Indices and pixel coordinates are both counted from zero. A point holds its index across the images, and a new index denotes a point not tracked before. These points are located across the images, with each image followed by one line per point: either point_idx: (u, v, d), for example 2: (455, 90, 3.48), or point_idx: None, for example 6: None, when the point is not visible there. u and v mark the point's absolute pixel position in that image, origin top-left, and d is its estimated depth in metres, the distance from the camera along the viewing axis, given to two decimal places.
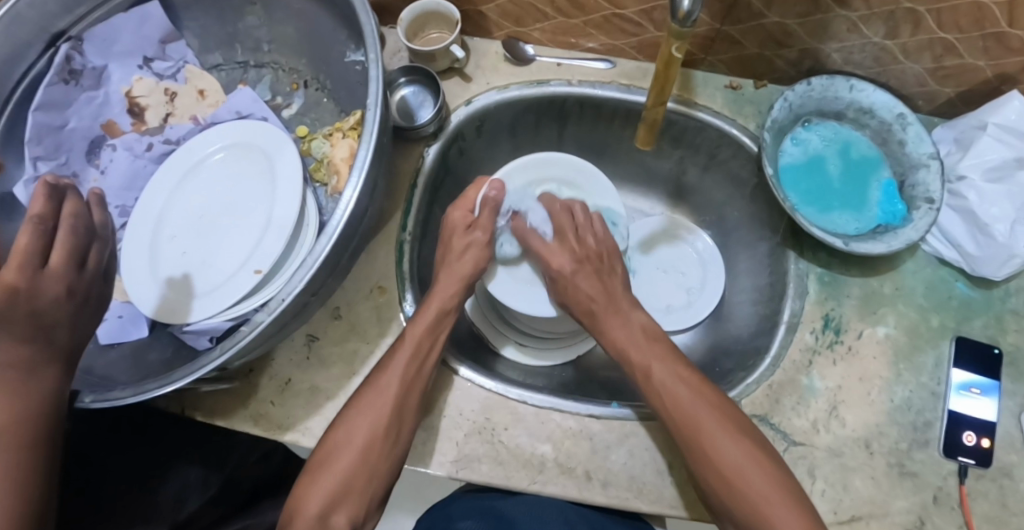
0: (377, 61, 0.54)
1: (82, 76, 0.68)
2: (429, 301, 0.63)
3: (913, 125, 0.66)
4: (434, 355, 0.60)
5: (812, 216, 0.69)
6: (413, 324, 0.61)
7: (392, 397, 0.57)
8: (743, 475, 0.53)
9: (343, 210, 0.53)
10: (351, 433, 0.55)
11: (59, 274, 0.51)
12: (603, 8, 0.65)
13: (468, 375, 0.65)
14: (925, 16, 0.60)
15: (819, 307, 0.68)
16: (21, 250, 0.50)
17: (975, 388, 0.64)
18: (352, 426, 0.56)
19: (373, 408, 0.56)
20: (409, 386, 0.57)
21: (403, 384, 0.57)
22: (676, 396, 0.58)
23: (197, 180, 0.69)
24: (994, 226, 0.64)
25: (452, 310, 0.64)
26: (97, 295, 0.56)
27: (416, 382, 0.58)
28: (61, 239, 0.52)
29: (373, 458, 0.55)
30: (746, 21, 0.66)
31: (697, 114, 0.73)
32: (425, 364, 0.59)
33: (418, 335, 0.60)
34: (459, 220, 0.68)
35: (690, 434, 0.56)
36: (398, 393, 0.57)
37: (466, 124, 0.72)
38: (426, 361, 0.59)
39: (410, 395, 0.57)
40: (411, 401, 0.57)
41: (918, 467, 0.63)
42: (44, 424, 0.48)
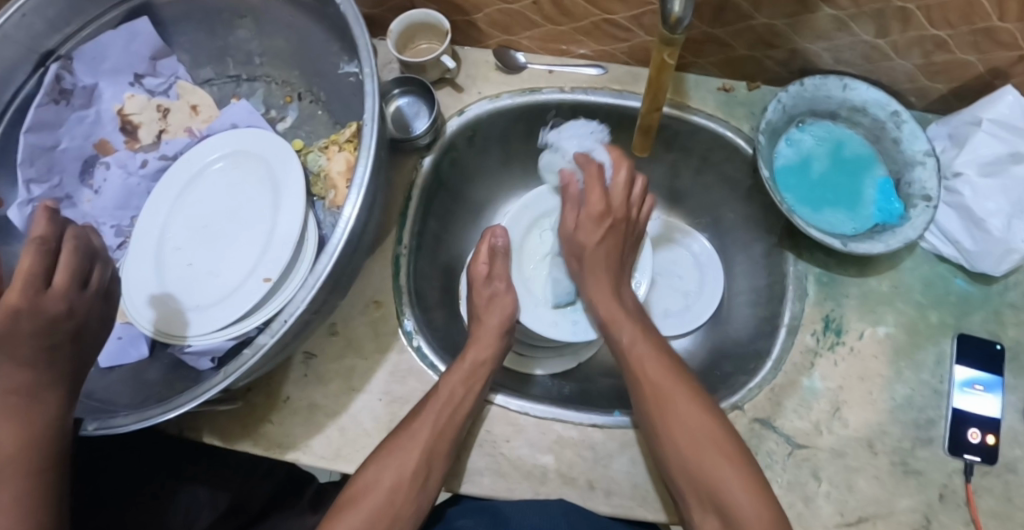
0: (371, 75, 0.54)
1: (73, 95, 0.67)
2: (470, 348, 0.63)
3: (908, 122, 0.66)
4: (471, 402, 0.60)
5: (808, 217, 0.69)
6: (453, 372, 0.61)
7: (424, 441, 0.56)
8: (688, 416, 0.55)
9: (342, 227, 0.52)
10: (379, 474, 0.55)
11: (63, 293, 0.49)
12: (592, 14, 0.65)
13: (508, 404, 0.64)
14: (915, 13, 0.60)
15: (817, 307, 0.68)
16: (23, 270, 0.47)
17: (977, 384, 0.64)
18: (380, 467, 0.55)
19: (404, 450, 0.56)
20: (441, 432, 0.57)
21: (435, 430, 0.57)
22: (636, 346, 0.60)
23: (199, 190, 0.68)
24: (990, 221, 0.64)
25: (490, 359, 0.63)
26: (99, 315, 0.54)
27: (447, 429, 0.58)
28: (65, 257, 0.50)
29: (400, 501, 0.54)
30: (735, 23, 0.65)
31: (690, 118, 0.72)
32: (460, 410, 0.59)
33: (453, 383, 0.60)
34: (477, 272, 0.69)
35: (650, 385, 0.58)
36: (429, 438, 0.56)
37: (459, 135, 0.72)
38: (461, 409, 0.59)
39: (441, 444, 0.57)
40: (441, 446, 0.57)
41: (923, 465, 0.63)
42: (48, 452, 0.48)
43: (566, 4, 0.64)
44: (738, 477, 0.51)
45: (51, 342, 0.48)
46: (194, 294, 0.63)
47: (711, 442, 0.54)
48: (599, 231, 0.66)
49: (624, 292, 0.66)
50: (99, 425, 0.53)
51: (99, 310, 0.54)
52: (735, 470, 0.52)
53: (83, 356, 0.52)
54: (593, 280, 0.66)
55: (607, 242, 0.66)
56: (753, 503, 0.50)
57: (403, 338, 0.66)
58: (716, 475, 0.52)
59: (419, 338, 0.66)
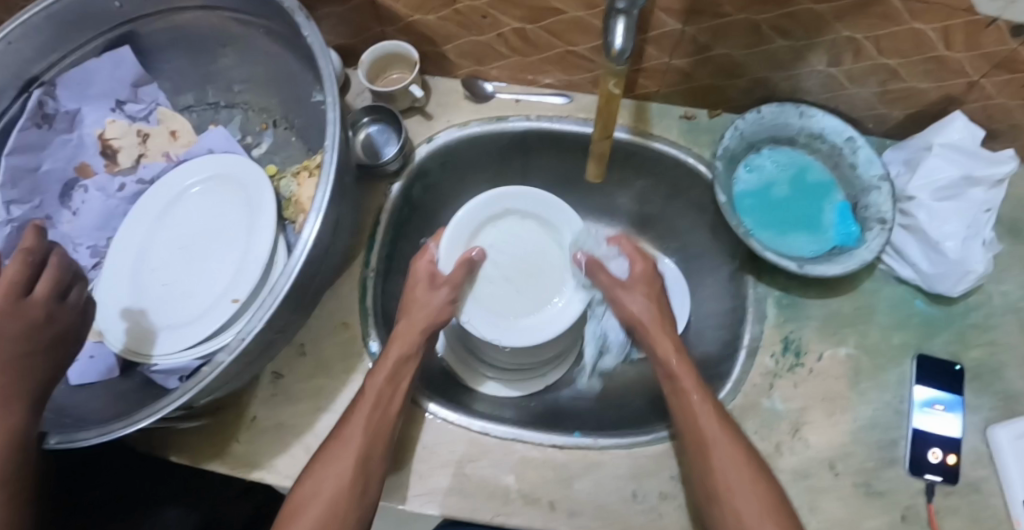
0: (334, 103, 0.56)
1: (55, 120, 0.70)
2: (390, 347, 0.63)
3: (863, 147, 0.68)
4: (400, 400, 0.61)
5: (768, 240, 0.69)
6: (376, 372, 0.61)
7: (358, 442, 0.57)
8: (695, 415, 0.60)
9: (302, 248, 0.53)
10: (319, 484, 0.55)
11: (43, 301, 0.52)
12: (557, 45, 0.68)
13: (435, 411, 0.65)
14: (865, 43, 0.63)
15: (778, 330, 0.68)
16: (7, 279, 0.50)
17: (938, 404, 0.66)
18: (319, 477, 0.56)
19: (340, 457, 0.56)
20: (376, 433, 0.58)
21: (368, 431, 0.58)
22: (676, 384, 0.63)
23: (174, 213, 0.70)
24: (945, 243, 0.65)
25: (412, 354, 0.64)
26: (80, 324, 0.56)
27: (382, 431, 0.58)
28: (48, 270, 0.53)
29: (342, 510, 0.54)
30: (694, 54, 0.68)
31: (653, 145, 0.74)
32: (389, 410, 0.60)
33: (378, 385, 0.60)
34: (424, 270, 0.69)
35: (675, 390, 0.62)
36: (364, 439, 0.57)
37: (430, 161, 0.74)
38: (390, 407, 0.60)
39: (376, 444, 0.57)
40: (378, 446, 0.57)
41: (886, 486, 0.64)
42: (15, 464, 0.49)
43: (532, 36, 0.67)
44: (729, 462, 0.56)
45: (27, 348, 0.50)
46: (166, 315, 0.65)
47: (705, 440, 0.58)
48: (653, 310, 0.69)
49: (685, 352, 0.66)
50: (69, 434, 0.54)
51: (79, 320, 0.55)
52: (730, 455, 0.57)
53: (57, 369, 0.53)
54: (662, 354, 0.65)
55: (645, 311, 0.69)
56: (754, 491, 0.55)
57: (369, 360, 0.67)
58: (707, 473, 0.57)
59: None
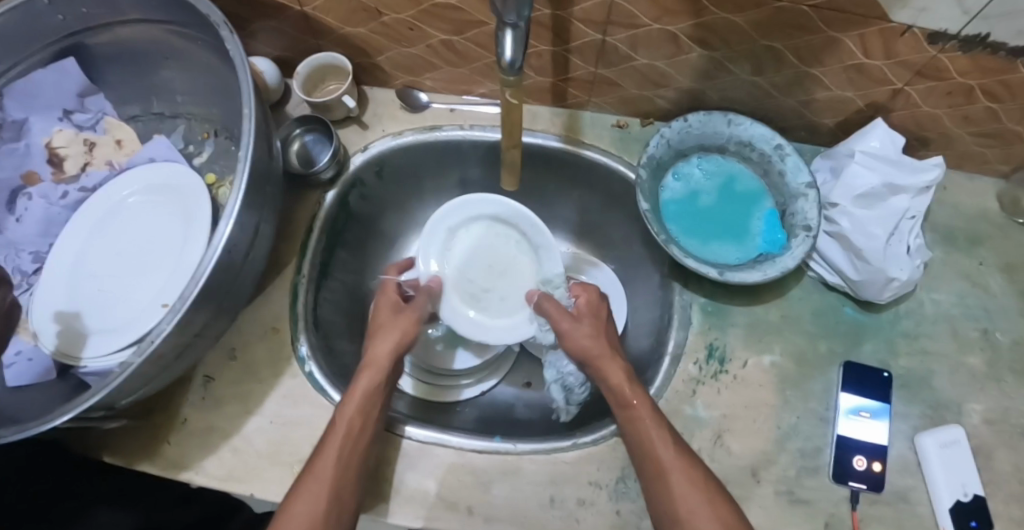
0: (251, 115, 0.56)
1: (2, 129, 0.72)
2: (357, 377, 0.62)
3: (791, 155, 0.69)
4: (368, 433, 0.59)
5: (694, 248, 0.70)
6: (346, 403, 0.60)
7: (330, 481, 0.55)
8: (653, 442, 0.57)
9: (209, 256, 0.54)
10: (293, 518, 0.53)
11: None
12: (484, 56, 0.69)
13: (413, 436, 0.65)
14: (784, 52, 0.63)
15: (703, 336, 0.69)
16: None
17: (864, 412, 0.65)
18: (292, 512, 0.54)
19: (311, 493, 0.55)
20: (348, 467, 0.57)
21: (341, 464, 0.56)
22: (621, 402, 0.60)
23: (115, 221, 0.72)
24: (868, 251, 0.65)
25: (381, 384, 0.62)
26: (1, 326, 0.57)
27: (355, 462, 0.58)
28: None
29: None
30: (618, 64, 0.69)
31: (584, 153, 0.75)
32: (361, 441, 0.58)
33: (349, 415, 0.59)
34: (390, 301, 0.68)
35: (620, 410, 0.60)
36: (337, 471, 0.56)
37: (365, 170, 0.75)
38: (360, 439, 0.58)
39: (348, 477, 0.56)
40: (349, 480, 0.56)
41: (808, 493, 0.63)
42: None
43: (459, 47, 0.69)
44: (685, 487, 0.55)
45: None
46: (98, 320, 0.66)
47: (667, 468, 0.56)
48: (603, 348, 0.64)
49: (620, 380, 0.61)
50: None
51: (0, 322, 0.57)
52: (684, 479, 0.55)
53: None
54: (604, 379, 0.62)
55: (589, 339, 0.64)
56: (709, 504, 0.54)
57: (297, 365, 0.68)
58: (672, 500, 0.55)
59: (312, 365, 0.68)
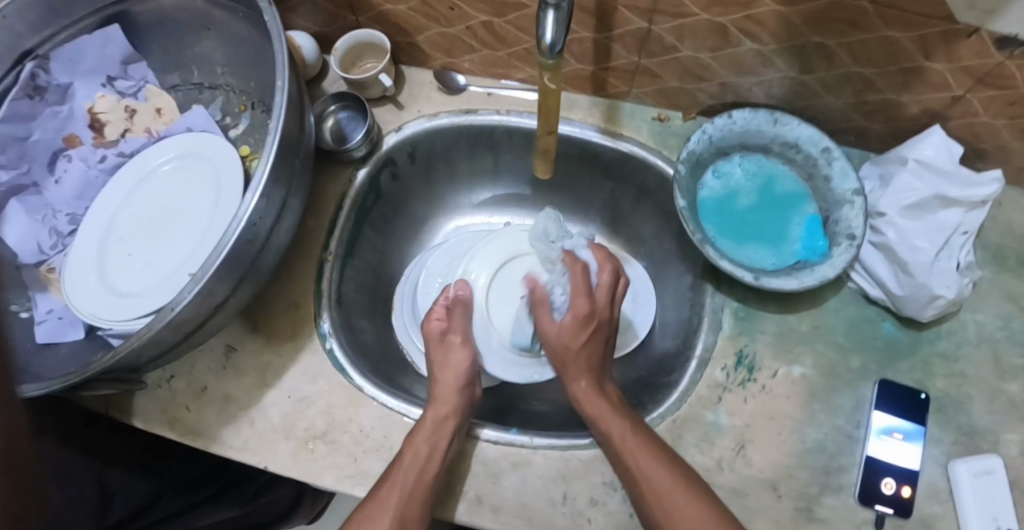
0: (284, 88, 0.55)
1: (47, 93, 0.72)
2: (428, 409, 0.63)
3: (838, 159, 0.66)
4: (438, 463, 0.59)
5: (728, 251, 0.67)
6: (417, 433, 0.60)
7: (395, 510, 0.57)
8: (635, 456, 0.58)
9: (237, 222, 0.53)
10: None
11: None
12: (523, 40, 0.68)
13: (491, 437, 0.64)
14: (837, 50, 0.61)
15: (732, 342, 0.66)
16: None
17: (896, 433, 0.63)
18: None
19: (376, 519, 0.57)
20: (413, 498, 0.57)
21: (403, 497, 0.57)
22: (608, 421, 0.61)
23: (147, 188, 0.72)
24: (913, 265, 0.61)
25: (453, 415, 0.63)
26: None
27: (419, 495, 0.57)
28: None
29: None
30: (662, 54, 0.66)
31: (621, 145, 0.73)
32: (426, 474, 0.58)
33: (418, 446, 0.59)
34: (435, 329, 0.71)
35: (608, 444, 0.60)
36: (398, 504, 0.57)
37: (398, 150, 0.75)
38: (429, 470, 0.58)
39: (412, 507, 0.57)
40: (414, 506, 0.57)
41: (829, 513, 0.61)
42: None
43: (499, 30, 0.67)
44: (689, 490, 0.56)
45: None
46: (128, 284, 0.67)
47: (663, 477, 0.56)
48: (576, 363, 0.67)
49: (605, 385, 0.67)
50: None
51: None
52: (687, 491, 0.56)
53: None
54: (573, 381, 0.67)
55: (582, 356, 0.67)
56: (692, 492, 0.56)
57: (318, 341, 0.68)
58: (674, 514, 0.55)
59: (333, 342, 0.68)
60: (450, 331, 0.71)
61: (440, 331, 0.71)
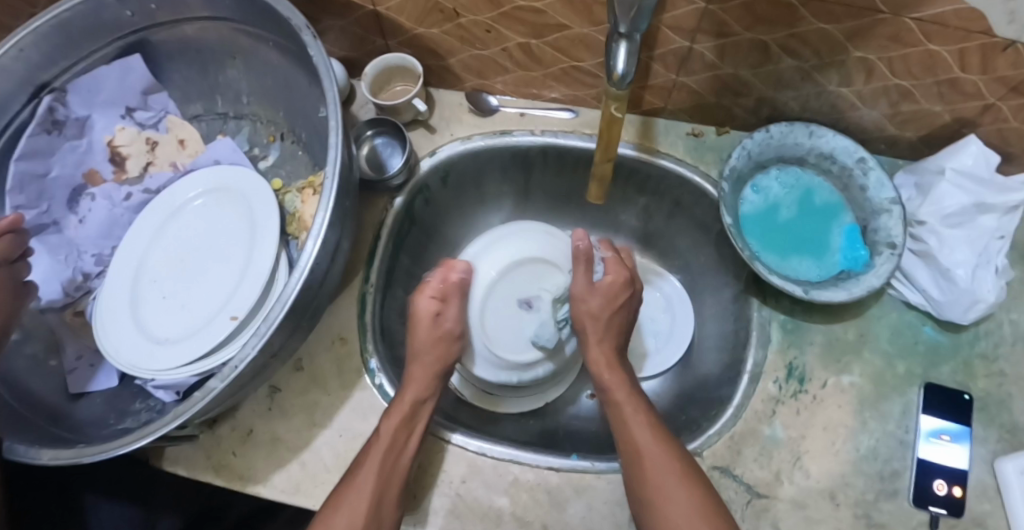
0: (338, 127, 0.54)
1: (65, 126, 0.70)
2: (404, 390, 0.62)
3: (874, 170, 0.66)
4: (412, 447, 0.59)
5: (773, 264, 0.68)
6: (389, 416, 0.59)
7: (370, 490, 0.55)
8: (638, 439, 0.59)
9: (307, 259, 0.53)
10: (331, 528, 0.54)
11: None
12: (560, 61, 0.67)
13: (462, 442, 0.64)
14: (877, 64, 0.61)
15: (781, 355, 0.67)
16: None
17: (944, 435, 0.64)
18: (329, 524, 0.54)
19: (352, 503, 0.55)
20: (389, 480, 0.56)
21: (380, 479, 0.56)
22: (624, 410, 0.62)
23: (177, 227, 0.71)
24: (955, 271, 0.63)
25: (428, 397, 0.62)
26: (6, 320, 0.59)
27: (394, 475, 0.57)
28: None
29: None
30: (701, 72, 0.67)
31: (659, 162, 0.73)
32: (401, 457, 0.58)
33: (389, 430, 0.58)
34: (425, 310, 0.67)
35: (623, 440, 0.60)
36: (374, 488, 0.55)
37: (431, 175, 0.74)
38: (403, 451, 0.58)
39: (388, 490, 0.56)
40: (391, 492, 0.56)
41: (885, 518, 0.62)
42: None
43: (535, 51, 0.66)
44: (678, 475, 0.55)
45: None
46: (166, 328, 0.65)
47: (659, 466, 0.56)
48: (603, 327, 0.67)
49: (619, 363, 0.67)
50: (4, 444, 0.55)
51: (10, 304, 0.60)
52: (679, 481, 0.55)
53: None
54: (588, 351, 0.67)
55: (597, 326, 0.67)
56: (681, 483, 0.55)
57: (367, 377, 0.66)
58: (657, 499, 0.55)
59: (382, 377, 0.66)
60: (444, 316, 0.68)
61: (437, 311, 0.67)
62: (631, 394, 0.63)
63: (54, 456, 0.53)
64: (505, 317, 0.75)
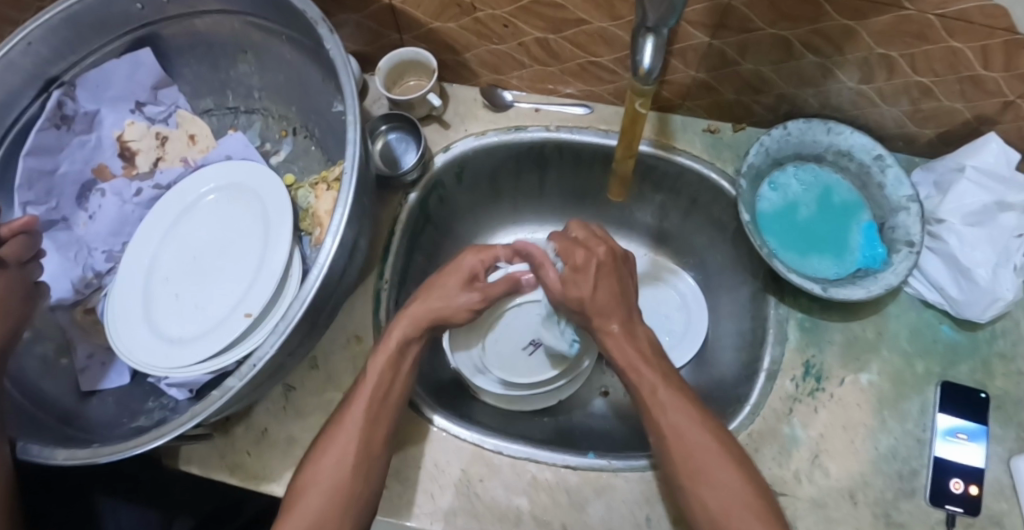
0: (355, 122, 0.54)
1: (74, 121, 0.69)
2: (393, 327, 0.62)
3: (891, 167, 0.66)
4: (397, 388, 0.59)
5: (791, 262, 0.68)
6: (375, 359, 0.60)
7: (358, 429, 0.56)
8: (679, 427, 0.56)
9: (326, 255, 0.52)
10: (319, 472, 0.55)
11: None
12: (578, 56, 0.66)
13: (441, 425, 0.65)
14: (899, 61, 0.61)
15: (799, 353, 0.67)
16: None
17: (961, 434, 0.64)
18: (318, 465, 0.55)
19: (338, 446, 0.55)
20: (375, 420, 0.57)
21: (367, 419, 0.56)
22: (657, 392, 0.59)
23: (189, 222, 0.70)
24: (975, 270, 0.63)
25: (416, 337, 0.62)
26: (16, 324, 0.58)
27: (380, 416, 0.57)
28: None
29: (344, 501, 0.53)
30: (721, 67, 0.66)
31: (676, 159, 0.73)
32: (389, 396, 0.59)
33: (377, 371, 0.59)
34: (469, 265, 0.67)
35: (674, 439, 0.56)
36: (362, 428, 0.56)
37: (446, 171, 0.73)
38: (390, 393, 0.59)
39: (375, 432, 0.56)
40: (377, 437, 0.56)
41: (905, 517, 0.62)
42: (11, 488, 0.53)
43: (553, 46, 0.66)
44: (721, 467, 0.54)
45: None
46: (180, 327, 0.64)
47: (692, 449, 0.55)
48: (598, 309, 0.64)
49: (636, 334, 0.64)
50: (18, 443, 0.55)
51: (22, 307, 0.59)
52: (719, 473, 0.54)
53: None
54: (602, 326, 0.64)
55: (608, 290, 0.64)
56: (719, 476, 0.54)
57: None
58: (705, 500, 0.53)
59: None
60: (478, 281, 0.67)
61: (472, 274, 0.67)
62: (660, 372, 0.61)
63: (70, 456, 0.53)
64: (512, 358, 0.75)
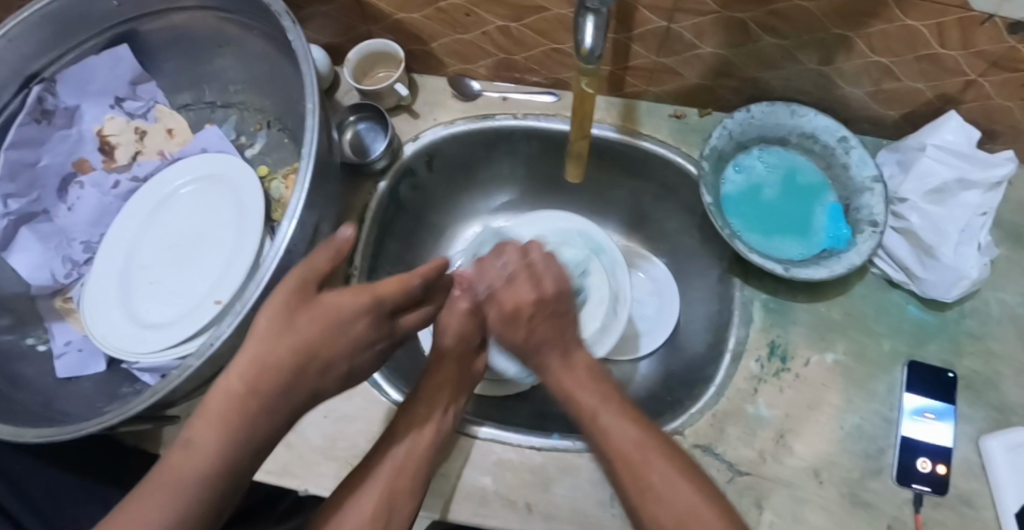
0: (315, 110, 0.56)
1: (55, 116, 0.71)
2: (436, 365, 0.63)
3: (856, 148, 0.67)
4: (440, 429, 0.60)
5: (756, 243, 0.68)
6: (415, 402, 0.61)
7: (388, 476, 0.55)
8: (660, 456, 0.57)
9: (285, 228, 0.54)
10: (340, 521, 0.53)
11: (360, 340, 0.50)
12: (541, 43, 0.67)
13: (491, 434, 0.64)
14: (857, 41, 0.61)
15: (764, 333, 0.67)
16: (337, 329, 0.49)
17: (928, 413, 0.64)
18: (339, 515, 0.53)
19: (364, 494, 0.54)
20: (405, 466, 0.56)
21: (399, 465, 0.56)
22: None
23: (165, 213, 0.72)
24: (938, 248, 0.63)
25: (454, 385, 0.63)
26: None
27: (416, 462, 0.57)
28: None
29: None
30: (681, 52, 0.67)
31: (641, 144, 0.73)
32: (426, 439, 0.58)
33: (415, 414, 0.60)
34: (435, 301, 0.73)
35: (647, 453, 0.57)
36: (391, 476, 0.55)
37: (416, 159, 0.74)
38: (427, 438, 0.59)
39: (402, 480, 0.55)
40: (405, 484, 0.56)
41: (872, 496, 0.62)
42: None
43: (516, 34, 0.67)
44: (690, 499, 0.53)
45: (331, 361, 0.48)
46: (154, 313, 0.66)
47: None
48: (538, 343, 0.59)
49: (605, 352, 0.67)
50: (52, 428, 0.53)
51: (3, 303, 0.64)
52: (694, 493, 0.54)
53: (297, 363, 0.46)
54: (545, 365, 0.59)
55: (547, 329, 0.59)
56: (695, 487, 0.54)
57: None
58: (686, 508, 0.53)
59: None
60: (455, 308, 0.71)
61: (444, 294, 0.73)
62: None
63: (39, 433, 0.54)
64: None
